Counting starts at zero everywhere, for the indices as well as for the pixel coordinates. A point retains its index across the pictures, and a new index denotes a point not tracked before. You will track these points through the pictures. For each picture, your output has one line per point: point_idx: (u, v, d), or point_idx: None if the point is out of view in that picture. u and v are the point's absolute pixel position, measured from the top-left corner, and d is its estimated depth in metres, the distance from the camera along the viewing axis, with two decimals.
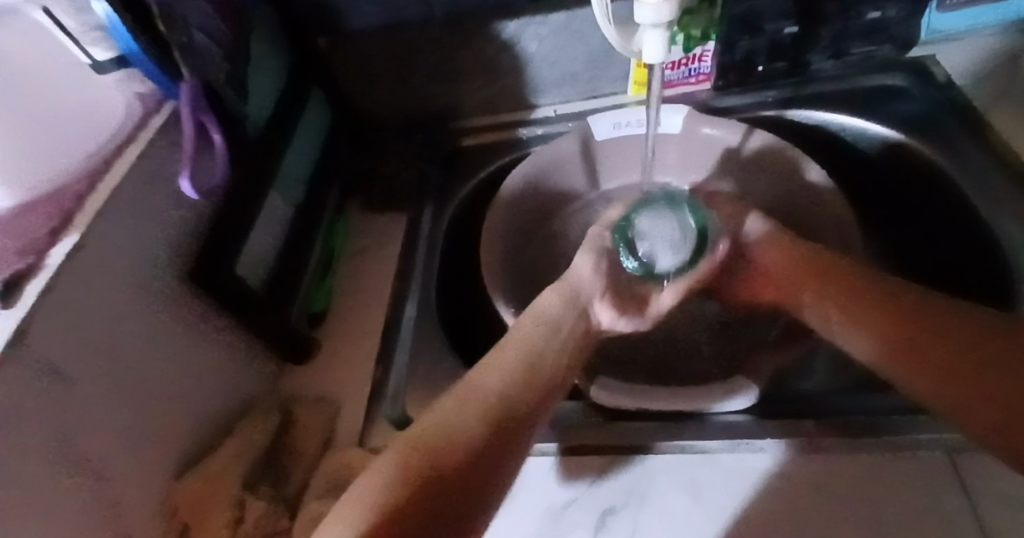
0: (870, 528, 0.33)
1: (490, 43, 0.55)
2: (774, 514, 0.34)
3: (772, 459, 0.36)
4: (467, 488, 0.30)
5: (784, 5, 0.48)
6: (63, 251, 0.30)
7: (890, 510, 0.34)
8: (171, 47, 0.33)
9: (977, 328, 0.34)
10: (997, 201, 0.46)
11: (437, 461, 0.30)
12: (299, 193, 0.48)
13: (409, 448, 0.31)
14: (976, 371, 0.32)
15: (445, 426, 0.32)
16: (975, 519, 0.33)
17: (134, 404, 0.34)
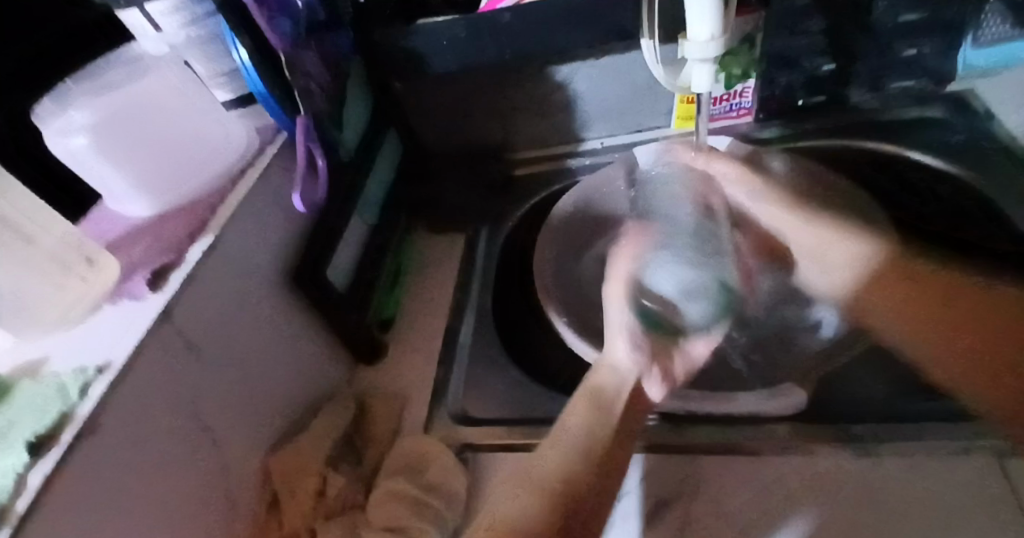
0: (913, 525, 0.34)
1: (545, 82, 0.61)
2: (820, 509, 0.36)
3: (817, 459, 0.38)
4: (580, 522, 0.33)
5: (820, 44, 0.53)
6: (199, 250, 0.38)
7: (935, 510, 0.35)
8: (291, 87, 0.43)
9: (993, 308, 0.40)
10: None
11: (566, 486, 0.33)
12: (375, 212, 0.55)
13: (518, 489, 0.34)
14: (1010, 366, 0.37)
15: (559, 457, 0.35)
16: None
17: (239, 382, 0.40)
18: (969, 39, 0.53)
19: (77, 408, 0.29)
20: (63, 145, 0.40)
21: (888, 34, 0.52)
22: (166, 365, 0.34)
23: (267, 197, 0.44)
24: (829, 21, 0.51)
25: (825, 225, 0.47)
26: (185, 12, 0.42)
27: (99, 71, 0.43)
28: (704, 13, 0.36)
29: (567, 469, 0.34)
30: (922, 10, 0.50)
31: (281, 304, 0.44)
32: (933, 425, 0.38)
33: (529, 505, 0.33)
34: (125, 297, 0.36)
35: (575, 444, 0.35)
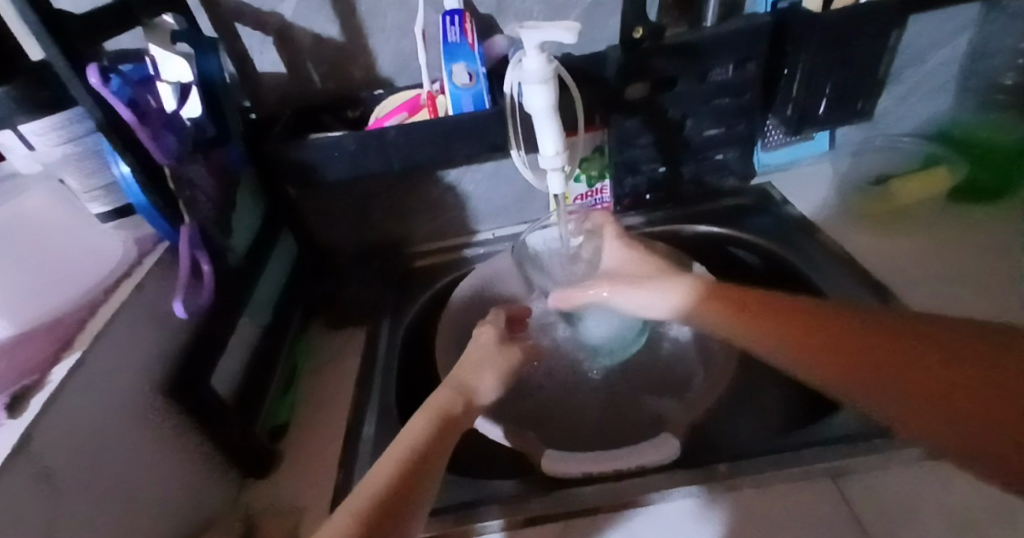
0: None
1: (434, 186, 0.68)
2: None
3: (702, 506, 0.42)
4: (405, 505, 0.35)
5: (653, 151, 0.64)
6: (66, 367, 0.36)
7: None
8: (177, 200, 0.44)
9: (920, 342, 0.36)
10: (839, 278, 0.58)
11: (398, 480, 0.36)
12: (267, 315, 0.55)
13: (374, 471, 0.37)
14: (799, 324, 0.42)
15: (401, 448, 0.39)
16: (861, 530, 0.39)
17: (106, 512, 0.36)
18: (761, 144, 0.71)
19: None
20: None
21: (699, 144, 0.65)
22: (24, 498, 0.31)
23: (146, 310, 0.43)
24: (654, 136, 0.63)
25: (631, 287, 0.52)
26: (62, 130, 0.42)
27: None
28: (548, 137, 0.47)
29: (409, 459, 0.38)
30: (720, 126, 0.64)
31: (161, 419, 0.42)
32: (795, 454, 0.43)
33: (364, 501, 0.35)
34: None
35: (413, 442, 0.39)
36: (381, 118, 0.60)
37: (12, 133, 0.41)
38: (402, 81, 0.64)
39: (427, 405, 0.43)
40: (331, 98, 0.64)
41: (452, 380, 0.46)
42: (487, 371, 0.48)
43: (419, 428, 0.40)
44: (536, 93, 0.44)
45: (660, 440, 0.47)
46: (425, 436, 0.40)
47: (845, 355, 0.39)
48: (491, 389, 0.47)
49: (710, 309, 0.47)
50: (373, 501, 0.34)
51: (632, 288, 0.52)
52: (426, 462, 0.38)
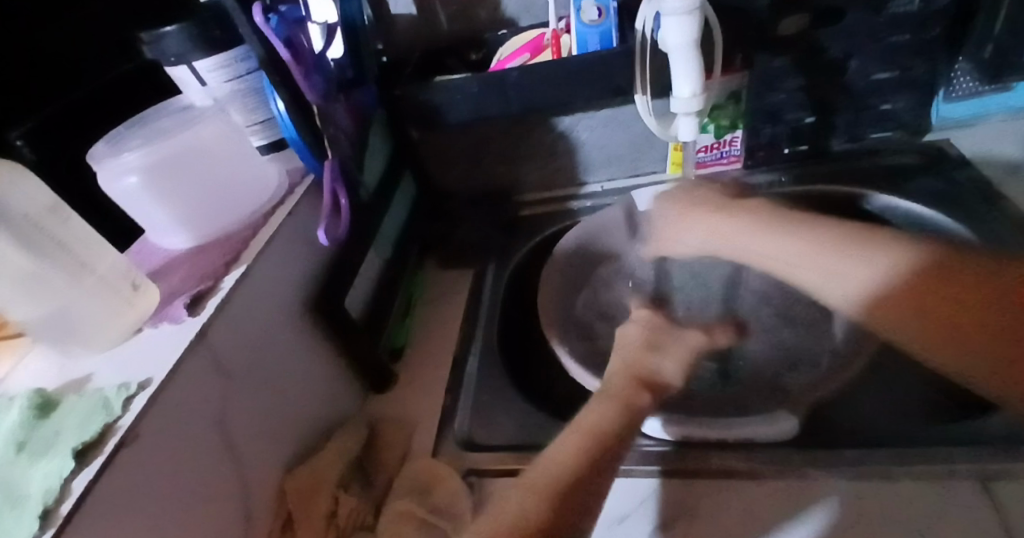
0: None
1: (549, 131, 0.67)
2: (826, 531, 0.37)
3: (817, 483, 0.40)
4: (608, 470, 0.35)
5: (800, 99, 0.58)
6: (236, 276, 0.42)
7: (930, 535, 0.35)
8: (322, 134, 0.48)
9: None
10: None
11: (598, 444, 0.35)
12: (390, 248, 0.59)
13: (562, 439, 0.36)
14: (933, 294, 0.38)
15: (556, 461, 0.34)
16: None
17: (262, 403, 0.42)
18: (942, 93, 0.60)
19: (119, 419, 0.32)
20: (117, 185, 0.44)
21: (859, 91, 0.57)
22: (200, 382, 0.37)
23: (296, 232, 0.48)
24: (803, 80, 0.56)
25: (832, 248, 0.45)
26: (229, 67, 0.47)
27: (146, 119, 0.49)
28: (683, 77, 0.43)
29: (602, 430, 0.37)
30: (891, 69, 0.55)
31: (305, 330, 0.47)
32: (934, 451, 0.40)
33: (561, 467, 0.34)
34: (165, 321, 0.39)
35: (600, 416, 0.38)
36: (504, 58, 0.60)
37: (189, 67, 0.47)
38: (527, 21, 0.63)
39: (615, 387, 0.41)
40: (458, 39, 0.64)
41: (639, 362, 0.44)
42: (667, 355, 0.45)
43: (611, 398, 0.40)
44: (676, 26, 0.41)
45: (772, 418, 0.44)
46: (607, 412, 0.38)
47: (975, 316, 0.37)
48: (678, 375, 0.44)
49: (885, 286, 0.41)
50: (525, 517, 0.31)
51: (797, 259, 0.47)
52: (622, 441, 0.37)
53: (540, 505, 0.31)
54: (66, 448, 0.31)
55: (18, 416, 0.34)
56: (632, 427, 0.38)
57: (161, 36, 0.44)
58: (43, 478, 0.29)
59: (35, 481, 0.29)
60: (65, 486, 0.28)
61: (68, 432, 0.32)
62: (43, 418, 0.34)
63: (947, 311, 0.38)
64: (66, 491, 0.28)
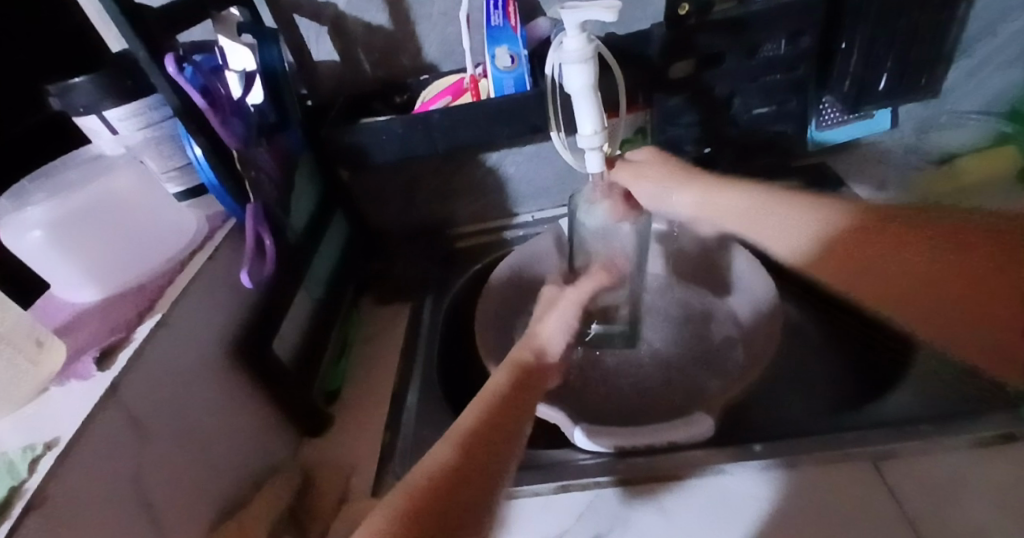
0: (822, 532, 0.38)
1: (477, 168, 0.70)
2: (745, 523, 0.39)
3: (735, 477, 0.42)
4: (495, 449, 0.36)
5: (699, 131, 0.64)
6: (148, 328, 0.40)
7: (832, 521, 0.38)
8: (243, 179, 0.48)
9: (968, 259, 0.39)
10: None
11: (478, 430, 0.37)
12: (321, 289, 0.59)
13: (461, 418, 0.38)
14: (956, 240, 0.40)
15: (475, 421, 0.37)
16: (904, 518, 0.38)
17: (183, 456, 0.40)
18: (814, 123, 0.68)
19: (25, 482, 0.30)
20: (19, 240, 0.42)
21: (748, 123, 0.64)
22: (111, 438, 0.35)
23: (219, 278, 0.48)
24: (699, 115, 0.62)
25: (786, 202, 0.48)
26: (142, 116, 0.46)
27: (52, 171, 0.47)
28: (587, 117, 0.47)
29: (489, 408, 0.39)
30: (772, 103, 0.62)
31: (230, 378, 0.46)
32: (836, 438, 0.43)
33: (446, 443, 0.36)
34: (73, 379, 0.37)
35: (495, 392, 0.40)
36: (425, 102, 0.63)
37: (99, 117, 0.45)
38: (448, 66, 0.66)
39: (507, 362, 0.44)
40: (381, 84, 0.66)
41: (524, 342, 0.47)
42: (553, 315, 0.48)
43: (501, 378, 0.42)
44: (577, 72, 0.45)
45: (690, 423, 0.46)
46: (503, 388, 0.41)
47: (974, 285, 0.38)
48: (556, 341, 0.46)
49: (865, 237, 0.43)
50: (444, 460, 0.34)
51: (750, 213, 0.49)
52: (508, 418, 0.38)
53: (458, 453, 0.35)
54: None
55: None
56: (531, 390, 0.42)
57: (68, 87, 0.43)
58: None
59: None
60: None
61: None
62: None
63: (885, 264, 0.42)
64: None
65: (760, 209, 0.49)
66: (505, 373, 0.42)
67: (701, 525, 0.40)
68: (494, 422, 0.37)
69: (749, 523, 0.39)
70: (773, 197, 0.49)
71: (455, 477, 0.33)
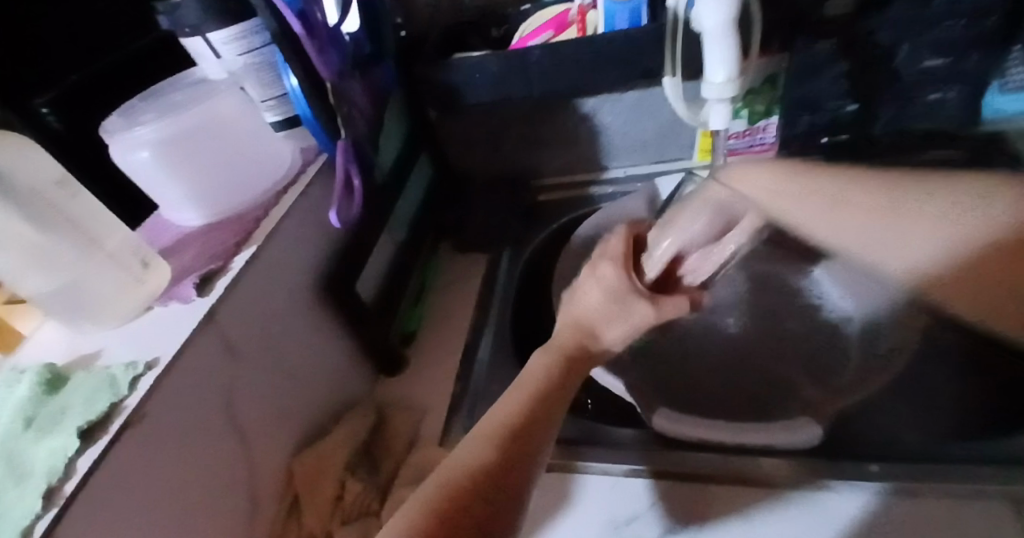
0: None
1: (571, 115, 0.65)
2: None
3: (839, 496, 0.38)
4: (527, 451, 0.31)
5: (838, 88, 0.55)
6: (244, 258, 0.41)
7: None
8: (336, 114, 0.47)
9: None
10: None
11: (512, 426, 0.32)
12: (404, 231, 0.58)
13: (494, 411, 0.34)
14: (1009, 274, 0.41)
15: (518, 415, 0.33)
16: None
17: (270, 385, 0.42)
18: (996, 83, 0.53)
19: (126, 398, 0.32)
20: (129, 158, 0.43)
21: (908, 79, 0.53)
22: (205, 365, 0.36)
23: (309, 212, 0.47)
24: (842, 69, 0.53)
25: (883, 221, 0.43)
26: (245, 39, 0.45)
27: (163, 92, 0.48)
28: (719, 62, 0.41)
29: (529, 399, 0.34)
30: (938, 59, 0.52)
31: (314, 314, 0.47)
32: (960, 464, 0.38)
33: (474, 443, 0.31)
34: (175, 299, 0.38)
35: (536, 381, 0.36)
36: (524, 38, 0.58)
37: (204, 39, 0.45)
38: None
39: (550, 344, 0.39)
40: (479, 15, 0.62)
41: (570, 317, 0.40)
42: (592, 292, 0.40)
43: (544, 362, 0.37)
44: (713, 7, 0.39)
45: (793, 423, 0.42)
46: (546, 376, 0.36)
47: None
48: (612, 331, 0.39)
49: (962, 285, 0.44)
50: (479, 461, 0.30)
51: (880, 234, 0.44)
52: (544, 415, 0.34)
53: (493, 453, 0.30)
54: (72, 426, 0.31)
55: (27, 391, 0.34)
56: (576, 380, 0.37)
57: (176, 4, 0.42)
58: (48, 455, 0.29)
59: (41, 459, 0.29)
60: (70, 466, 0.29)
61: (76, 409, 0.32)
62: (51, 395, 0.34)
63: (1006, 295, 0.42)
64: (71, 471, 0.28)
65: (886, 224, 0.43)
66: (548, 356, 0.37)
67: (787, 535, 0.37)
68: (530, 418, 0.33)
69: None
70: (870, 191, 0.43)
71: (482, 485, 0.29)
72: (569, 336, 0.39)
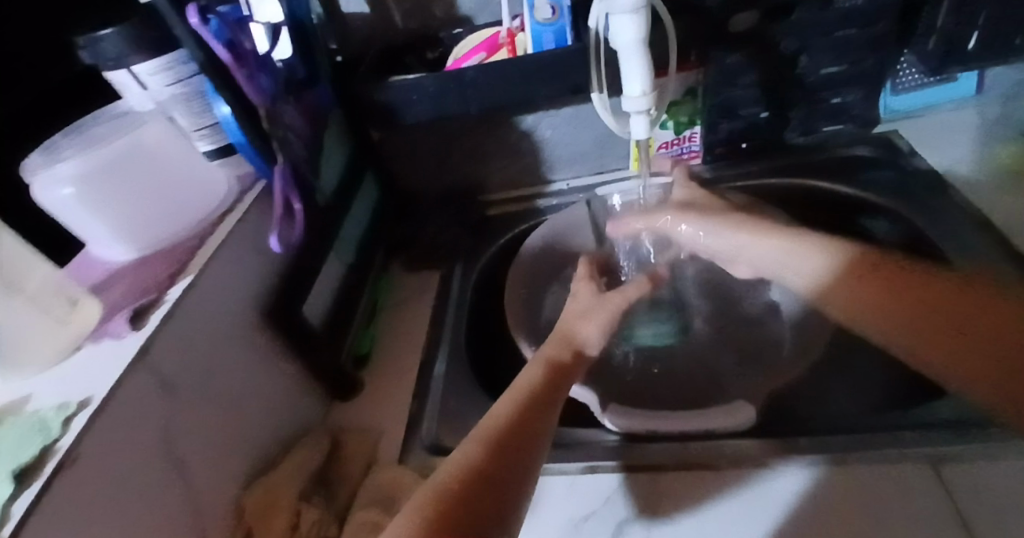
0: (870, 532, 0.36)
1: (510, 131, 0.67)
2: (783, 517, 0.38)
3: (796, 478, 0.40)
4: (524, 445, 0.35)
5: (755, 93, 0.58)
6: (181, 288, 0.40)
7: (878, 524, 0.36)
8: (271, 139, 0.46)
9: (1001, 316, 0.39)
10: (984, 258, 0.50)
11: (508, 427, 0.36)
12: (351, 254, 0.58)
13: (491, 413, 0.38)
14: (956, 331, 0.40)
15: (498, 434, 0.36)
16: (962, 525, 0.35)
17: (217, 417, 0.41)
18: (890, 85, 0.61)
19: (58, 440, 0.30)
20: (53, 197, 0.41)
21: (812, 85, 0.58)
22: (143, 400, 0.35)
23: (250, 240, 0.47)
24: (759, 75, 0.57)
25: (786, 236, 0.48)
26: (171, 70, 0.44)
27: (84, 127, 0.46)
28: (634, 75, 0.43)
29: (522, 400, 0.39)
30: (841, 63, 0.56)
31: (261, 341, 0.46)
32: (888, 436, 0.41)
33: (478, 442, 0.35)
34: (106, 337, 0.37)
35: (529, 385, 0.40)
36: (459, 58, 0.59)
37: (129, 71, 0.44)
38: (484, 18, 0.62)
39: (541, 355, 0.44)
40: (413, 38, 0.63)
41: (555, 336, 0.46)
42: (595, 314, 0.46)
43: (536, 371, 0.42)
44: (626, 23, 0.41)
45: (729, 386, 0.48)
46: (538, 381, 0.41)
47: (931, 308, 0.41)
48: (595, 339, 0.45)
49: (861, 282, 0.45)
50: (472, 460, 0.34)
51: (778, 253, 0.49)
52: (538, 412, 0.38)
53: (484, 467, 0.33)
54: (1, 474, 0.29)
55: None
56: (564, 383, 0.41)
57: (98, 37, 0.41)
58: None
59: None
60: (3, 511, 0.27)
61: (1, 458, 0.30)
62: None
63: (896, 305, 0.43)
64: (5, 515, 0.27)
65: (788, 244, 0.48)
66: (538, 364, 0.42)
67: (737, 517, 0.38)
68: (526, 417, 0.37)
69: (786, 519, 0.37)
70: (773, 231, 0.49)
71: (480, 480, 0.32)
72: (553, 350, 0.44)
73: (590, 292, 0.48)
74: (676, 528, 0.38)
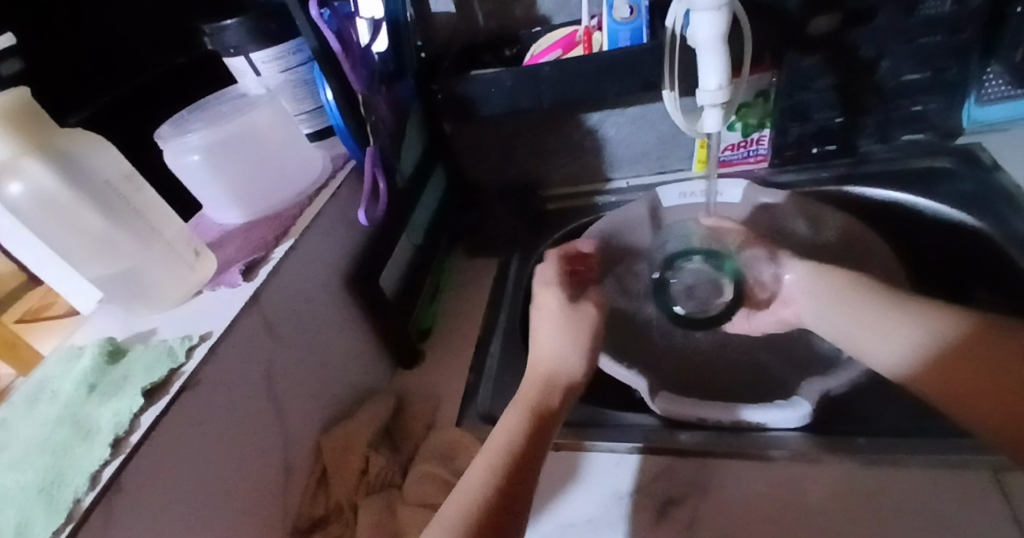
0: (920, 530, 0.36)
1: (577, 127, 0.70)
2: (828, 508, 0.38)
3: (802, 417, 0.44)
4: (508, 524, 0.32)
5: (827, 98, 0.59)
6: (284, 248, 0.45)
7: (929, 524, 0.36)
8: (365, 123, 0.51)
9: None
10: None
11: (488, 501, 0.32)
12: (421, 235, 0.62)
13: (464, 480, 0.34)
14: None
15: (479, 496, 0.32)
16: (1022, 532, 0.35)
17: (303, 367, 0.45)
18: (974, 95, 0.60)
19: (184, 365, 0.36)
20: (180, 163, 0.48)
21: (889, 92, 0.58)
22: (247, 342, 0.40)
23: (339, 213, 0.52)
24: (834, 79, 0.57)
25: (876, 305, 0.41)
26: (283, 59, 0.50)
27: (208, 105, 0.52)
28: (710, 69, 0.45)
29: (502, 463, 0.34)
30: (921, 71, 0.56)
31: (342, 305, 0.51)
32: (947, 443, 0.40)
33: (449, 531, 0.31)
34: (223, 285, 0.43)
35: (509, 438, 0.36)
36: (536, 54, 0.63)
37: (246, 58, 0.49)
38: (561, 18, 0.66)
39: (521, 397, 0.40)
40: (492, 36, 0.67)
41: (534, 369, 0.42)
42: (556, 338, 0.43)
43: (518, 422, 0.38)
44: (707, 20, 0.43)
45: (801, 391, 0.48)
46: (519, 434, 0.37)
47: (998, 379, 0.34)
48: (575, 358, 0.42)
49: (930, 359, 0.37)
50: None
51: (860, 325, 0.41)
52: (523, 477, 0.34)
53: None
54: (135, 388, 0.35)
55: (90, 362, 0.39)
56: (548, 434, 0.38)
57: (223, 27, 0.47)
58: (113, 414, 0.33)
59: (109, 414, 0.34)
60: (135, 420, 0.33)
61: (137, 374, 0.36)
62: (111, 365, 0.39)
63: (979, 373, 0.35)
64: (136, 425, 0.33)
65: (880, 310, 0.41)
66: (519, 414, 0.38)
67: (782, 505, 0.39)
68: (508, 487, 0.33)
69: (832, 510, 0.38)
70: (865, 302, 0.41)
71: None
72: (529, 396, 0.40)
73: (557, 311, 0.44)
74: (721, 508, 0.40)
